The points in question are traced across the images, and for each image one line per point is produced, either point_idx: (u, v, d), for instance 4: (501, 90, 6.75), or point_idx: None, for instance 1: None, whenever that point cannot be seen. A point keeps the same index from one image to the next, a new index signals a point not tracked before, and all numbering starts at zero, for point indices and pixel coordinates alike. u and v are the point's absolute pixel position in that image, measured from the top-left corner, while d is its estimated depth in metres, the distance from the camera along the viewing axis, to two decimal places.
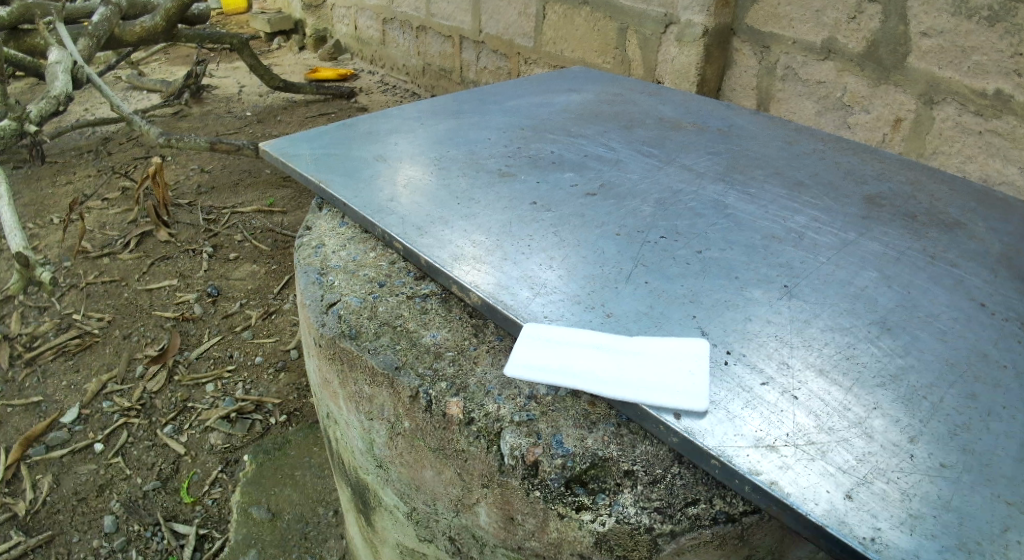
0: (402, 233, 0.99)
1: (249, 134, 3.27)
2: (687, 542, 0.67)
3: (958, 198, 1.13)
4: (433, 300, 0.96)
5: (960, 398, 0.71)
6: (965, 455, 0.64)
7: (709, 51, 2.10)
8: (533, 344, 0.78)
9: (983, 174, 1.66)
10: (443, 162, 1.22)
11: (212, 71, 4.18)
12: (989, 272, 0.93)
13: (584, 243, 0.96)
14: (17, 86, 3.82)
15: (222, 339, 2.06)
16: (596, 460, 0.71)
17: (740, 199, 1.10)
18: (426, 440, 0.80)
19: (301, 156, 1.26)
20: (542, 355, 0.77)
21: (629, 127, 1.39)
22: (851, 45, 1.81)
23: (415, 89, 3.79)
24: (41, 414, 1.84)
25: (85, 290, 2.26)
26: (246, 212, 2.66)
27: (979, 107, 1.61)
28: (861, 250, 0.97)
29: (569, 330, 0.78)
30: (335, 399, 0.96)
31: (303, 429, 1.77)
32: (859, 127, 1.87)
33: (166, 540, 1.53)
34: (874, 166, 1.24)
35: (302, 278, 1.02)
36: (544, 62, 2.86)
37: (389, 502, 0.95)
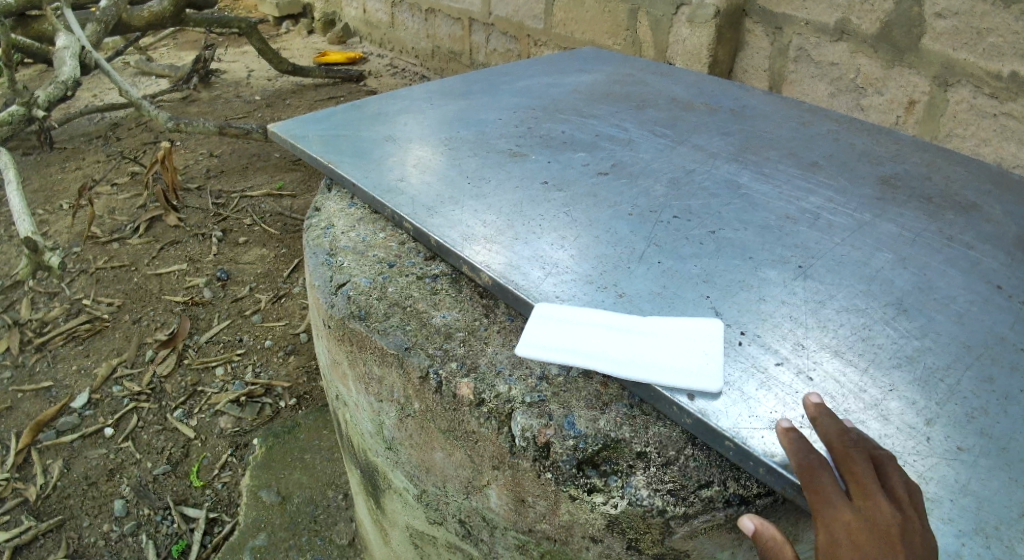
0: (411, 213, 0.98)
1: (258, 119, 3.26)
2: (700, 524, 0.66)
3: (975, 180, 1.10)
4: (443, 280, 0.95)
5: (977, 381, 0.69)
6: (983, 439, 0.63)
7: (721, 32, 2.06)
8: (542, 321, 0.78)
9: (997, 157, 1.63)
10: (452, 142, 1.21)
11: (220, 56, 4.17)
12: (1005, 255, 0.91)
13: (596, 223, 0.95)
14: (25, 73, 3.81)
15: (231, 323, 2.07)
16: (609, 441, 0.70)
17: (753, 179, 1.08)
18: (436, 422, 0.80)
19: (309, 137, 1.25)
20: (553, 332, 0.76)
21: (640, 107, 1.37)
22: (864, 26, 1.78)
23: (424, 72, 3.76)
24: (52, 398, 1.86)
25: (95, 275, 2.27)
26: (256, 196, 2.66)
27: (995, 90, 1.58)
28: (877, 231, 0.95)
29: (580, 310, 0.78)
30: (344, 381, 0.96)
31: (312, 413, 1.77)
32: (872, 109, 1.84)
33: (177, 524, 1.54)
34: (888, 148, 1.21)
35: (311, 259, 1.02)
36: (554, 44, 2.83)
37: (398, 484, 0.95)
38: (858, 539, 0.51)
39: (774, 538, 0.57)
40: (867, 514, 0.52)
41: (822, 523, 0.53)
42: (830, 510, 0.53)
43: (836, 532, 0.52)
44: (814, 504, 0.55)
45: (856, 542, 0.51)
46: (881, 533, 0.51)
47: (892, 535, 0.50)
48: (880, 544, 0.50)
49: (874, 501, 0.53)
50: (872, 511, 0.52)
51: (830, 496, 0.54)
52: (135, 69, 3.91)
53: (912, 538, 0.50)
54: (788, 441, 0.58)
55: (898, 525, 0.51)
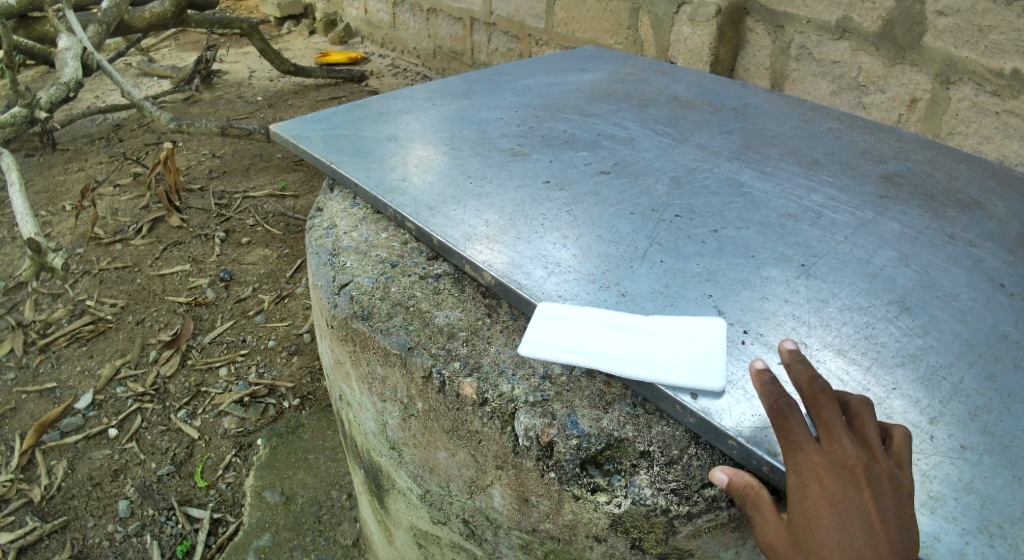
0: (414, 213, 0.98)
1: (260, 119, 3.26)
2: (704, 523, 0.66)
3: (977, 178, 1.10)
4: (446, 280, 0.95)
5: (980, 379, 0.69)
6: (986, 437, 0.63)
7: (722, 31, 2.06)
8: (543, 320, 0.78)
9: (1000, 155, 1.63)
10: (454, 142, 1.21)
11: (222, 57, 4.17)
12: (1008, 252, 0.91)
13: (598, 222, 0.95)
14: (28, 74, 3.82)
15: (234, 324, 2.07)
16: (612, 440, 0.70)
17: (755, 178, 1.08)
18: (439, 422, 0.80)
19: (311, 137, 1.25)
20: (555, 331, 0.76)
21: (642, 106, 1.37)
22: (866, 24, 1.77)
23: (426, 72, 3.76)
24: (56, 399, 1.86)
25: (98, 276, 2.27)
26: (258, 197, 2.66)
27: (997, 87, 1.58)
28: (879, 229, 0.95)
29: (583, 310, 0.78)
30: (348, 381, 0.96)
31: (315, 413, 1.78)
32: (874, 107, 1.83)
33: (181, 524, 1.55)
34: (891, 145, 1.21)
35: (313, 259, 1.02)
36: (556, 43, 2.83)
37: (402, 484, 0.95)
38: (826, 480, 0.54)
39: (748, 485, 0.60)
40: (834, 455, 0.55)
41: (792, 467, 0.56)
42: (799, 455, 0.56)
43: (805, 474, 0.55)
44: (784, 449, 0.57)
45: (825, 483, 0.54)
46: (848, 472, 0.54)
47: (858, 474, 0.54)
48: (846, 481, 0.54)
49: (840, 443, 0.56)
50: (839, 452, 0.55)
51: (799, 441, 0.57)
52: (137, 70, 3.91)
53: (877, 473, 0.54)
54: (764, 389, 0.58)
55: (863, 463, 0.54)
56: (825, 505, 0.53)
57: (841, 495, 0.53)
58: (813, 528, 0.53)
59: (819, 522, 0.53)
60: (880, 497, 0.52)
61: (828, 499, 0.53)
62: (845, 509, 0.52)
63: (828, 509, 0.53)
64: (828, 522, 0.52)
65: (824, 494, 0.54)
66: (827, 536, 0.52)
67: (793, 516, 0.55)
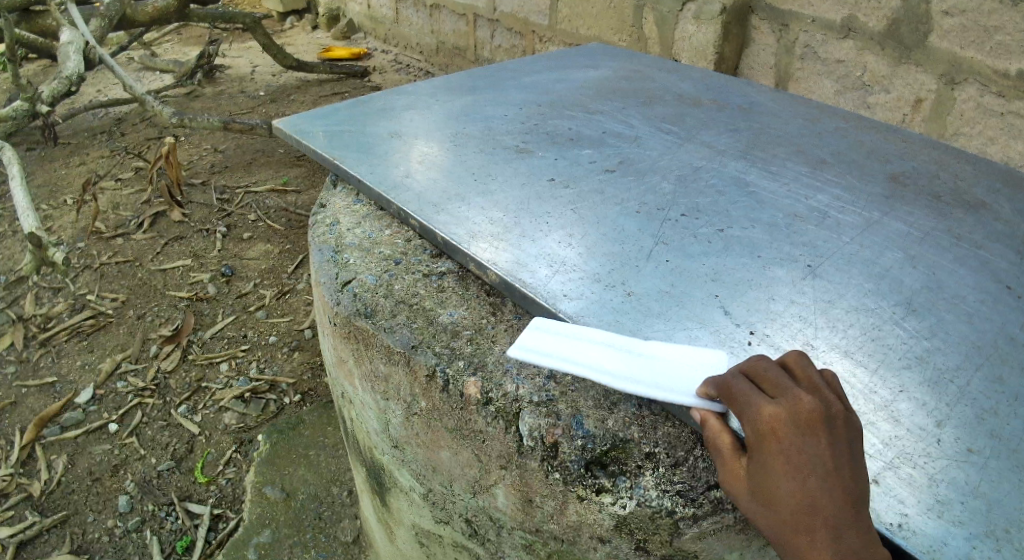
0: (418, 210, 0.98)
1: (263, 114, 3.25)
2: (709, 525, 0.66)
3: (983, 178, 1.09)
4: (450, 278, 0.94)
5: (987, 382, 0.69)
6: (993, 440, 0.62)
7: (727, 28, 2.05)
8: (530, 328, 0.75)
9: (1004, 156, 1.62)
10: (458, 138, 1.20)
11: (224, 51, 4.16)
12: (1015, 254, 0.90)
13: (604, 221, 0.94)
14: (30, 67, 3.81)
15: (236, 319, 2.07)
16: (617, 441, 0.70)
17: (761, 177, 1.07)
18: (443, 421, 0.79)
19: (314, 133, 1.24)
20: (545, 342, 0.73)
21: (648, 104, 1.36)
22: (871, 24, 1.76)
23: (429, 67, 3.74)
24: (56, 394, 1.86)
25: (100, 270, 2.27)
26: (260, 192, 2.65)
27: (1002, 88, 1.57)
28: (886, 230, 0.94)
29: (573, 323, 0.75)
30: (350, 378, 0.96)
31: (316, 410, 1.77)
32: (880, 107, 1.82)
33: (181, 520, 1.54)
34: (897, 145, 1.20)
35: (317, 256, 1.01)
36: (560, 40, 2.82)
37: (405, 482, 0.94)
38: (783, 436, 0.55)
39: (714, 428, 0.62)
40: (789, 408, 0.56)
41: (749, 423, 0.57)
42: (754, 411, 0.57)
43: (762, 431, 0.56)
44: (738, 406, 0.59)
45: (781, 439, 0.55)
46: (803, 427, 0.55)
47: (812, 426, 0.54)
48: (802, 436, 0.54)
49: (792, 394, 0.57)
50: (793, 404, 0.56)
51: (752, 399, 0.58)
52: (139, 64, 3.90)
53: (829, 422, 0.55)
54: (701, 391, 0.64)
55: (815, 414, 0.55)
56: (784, 461, 0.55)
57: (797, 451, 0.54)
58: (774, 482, 0.55)
59: (780, 478, 0.55)
60: (834, 446, 0.54)
61: (784, 449, 0.55)
62: (799, 456, 0.54)
63: (786, 465, 0.54)
64: (789, 477, 0.54)
65: (783, 450, 0.55)
66: (787, 491, 0.54)
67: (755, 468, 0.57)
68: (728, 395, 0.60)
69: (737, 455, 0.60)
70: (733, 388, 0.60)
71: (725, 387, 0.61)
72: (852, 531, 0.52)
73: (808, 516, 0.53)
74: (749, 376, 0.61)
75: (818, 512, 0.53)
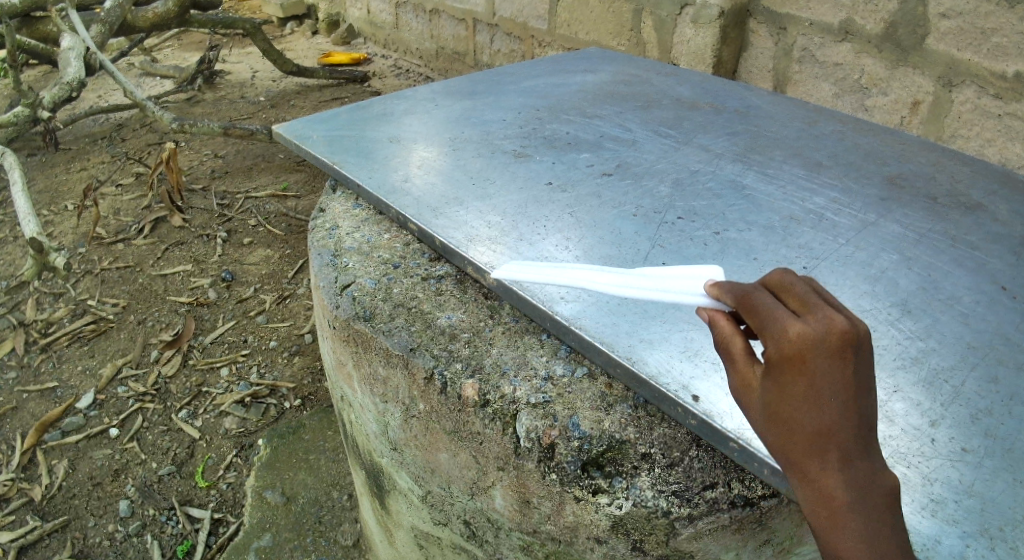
0: (416, 214, 0.99)
1: (263, 120, 3.27)
2: (705, 525, 0.66)
3: (979, 180, 1.10)
4: (448, 282, 0.95)
5: (983, 382, 0.69)
6: (988, 440, 0.63)
7: (725, 32, 2.06)
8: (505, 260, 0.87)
9: (1002, 158, 1.63)
10: (457, 143, 1.21)
11: (225, 57, 4.18)
12: (1011, 255, 0.91)
13: (601, 224, 0.95)
14: (31, 74, 3.83)
15: (236, 324, 2.07)
16: (614, 442, 0.70)
17: (758, 180, 1.08)
18: (441, 423, 0.80)
19: (312, 138, 1.25)
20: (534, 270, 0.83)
21: (646, 108, 1.37)
22: (868, 26, 1.77)
23: (429, 72, 3.76)
24: (56, 399, 1.86)
25: (101, 276, 2.27)
26: (260, 197, 2.66)
27: (999, 90, 1.58)
28: (882, 232, 0.95)
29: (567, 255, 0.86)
30: (349, 382, 0.96)
31: (317, 414, 1.78)
32: (877, 110, 1.83)
33: (181, 524, 1.55)
34: (894, 148, 1.21)
35: (316, 260, 1.02)
36: (558, 44, 2.83)
37: (403, 485, 0.95)
38: (806, 361, 0.45)
39: (723, 332, 0.53)
40: (819, 329, 0.45)
41: (768, 340, 0.47)
42: (777, 329, 0.46)
43: (783, 352, 0.46)
44: (759, 321, 0.48)
45: (803, 365, 0.45)
46: (832, 352, 0.44)
47: (842, 352, 0.44)
48: (829, 362, 0.44)
49: (823, 313, 0.46)
50: (825, 325, 0.45)
51: (774, 314, 0.47)
52: (140, 70, 3.92)
53: (860, 346, 0.45)
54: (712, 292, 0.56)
55: (847, 337, 0.44)
56: (802, 385, 0.45)
57: (819, 379, 0.45)
58: (787, 407, 0.47)
59: (794, 405, 0.46)
60: (861, 374, 0.45)
61: (805, 377, 0.45)
62: (823, 386, 0.45)
63: (804, 392, 0.45)
64: (805, 405, 0.46)
65: (802, 376, 0.45)
66: (802, 420, 0.46)
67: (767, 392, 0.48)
68: (745, 303, 0.51)
69: (746, 367, 0.51)
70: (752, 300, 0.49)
71: (744, 298, 0.51)
72: (863, 463, 0.46)
73: (820, 446, 0.46)
74: (770, 289, 0.50)
75: (831, 445, 0.45)
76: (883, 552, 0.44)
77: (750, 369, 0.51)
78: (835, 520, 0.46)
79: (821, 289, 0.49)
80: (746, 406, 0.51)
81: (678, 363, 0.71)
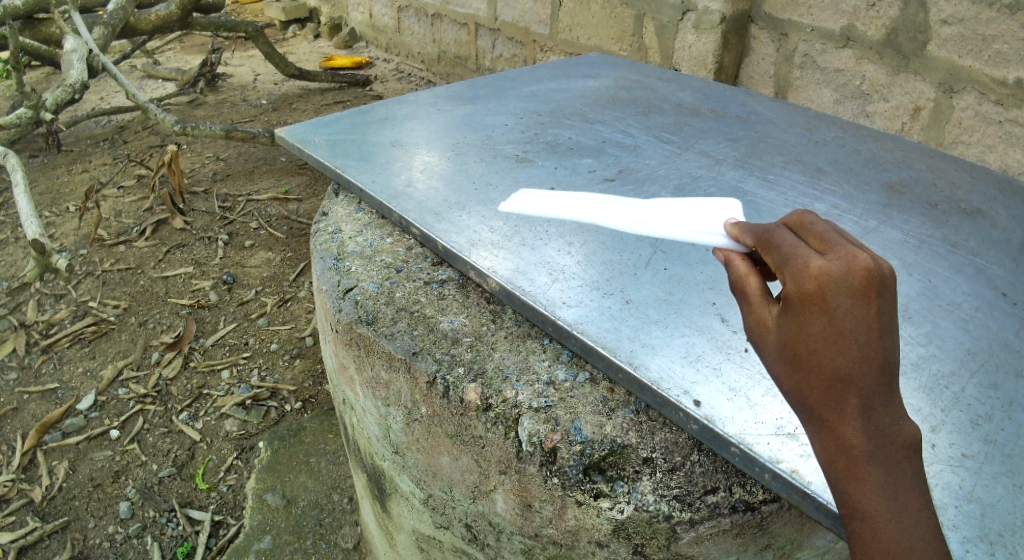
0: (419, 218, 0.99)
1: (265, 123, 3.28)
2: (706, 530, 0.66)
3: (980, 186, 1.11)
4: (451, 286, 0.95)
5: (983, 388, 0.70)
6: (987, 446, 0.63)
7: (727, 38, 2.07)
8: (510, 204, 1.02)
9: (1003, 164, 1.63)
10: (459, 147, 1.21)
11: (227, 60, 4.19)
12: (1012, 261, 0.91)
13: (603, 229, 0.96)
14: (34, 76, 3.85)
15: (237, 326, 2.08)
16: (615, 447, 0.71)
17: (759, 186, 1.08)
18: (443, 427, 0.80)
19: (315, 142, 1.25)
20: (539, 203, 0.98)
21: (648, 113, 1.38)
22: (870, 33, 1.78)
23: (430, 76, 3.77)
24: (57, 401, 1.87)
25: (102, 277, 2.28)
26: (261, 200, 2.67)
27: (1000, 96, 1.58)
28: (883, 237, 0.95)
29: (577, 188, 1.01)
30: (351, 385, 0.97)
31: (317, 416, 1.78)
32: (878, 116, 1.84)
33: (181, 526, 1.55)
34: (895, 154, 1.21)
35: (318, 263, 1.03)
36: (560, 49, 2.84)
37: (405, 488, 0.95)
38: (827, 296, 0.47)
39: (738, 272, 0.57)
40: (842, 266, 0.47)
41: (791, 277, 0.50)
42: (802, 266, 0.49)
43: (807, 289, 0.48)
44: (783, 260, 0.52)
45: (827, 303, 0.47)
46: (856, 291, 0.46)
47: (865, 291, 0.46)
48: (854, 302, 0.46)
49: (847, 252, 0.48)
50: (849, 263, 0.47)
51: (799, 254, 0.51)
52: (142, 72, 3.93)
53: (886, 289, 0.46)
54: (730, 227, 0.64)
55: (873, 277, 0.46)
56: (822, 323, 0.48)
57: (842, 318, 0.47)
58: (806, 345, 0.49)
59: (816, 344, 0.48)
60: (886, 316, 0.46)
61: (826, 312, 0.47)
62: (844, 321, 0.47)
63: (825, 330, 0.47)
64: (826, 345, 0.47)
65: (825, 314, 0.47)
66: (822, 358, 0.48)
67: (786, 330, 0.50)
68: (772, 247, 0.54)
69: (763, 305, 0.54)
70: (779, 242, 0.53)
71: (771, 241, 0.55)
72: (883, 410, 0.48)
73: (841, 391, 0.48)
74: (796, 233, 0.54)
75: (850, 386, 0.47)
76: (899, 497, 0.47)
77: (769, 308, 0.53)
78: (853, 465, 0.48)
79: (845, 233, 0.52)
80: (764, 346, 0.53)
81: (680, 369, 0.71)
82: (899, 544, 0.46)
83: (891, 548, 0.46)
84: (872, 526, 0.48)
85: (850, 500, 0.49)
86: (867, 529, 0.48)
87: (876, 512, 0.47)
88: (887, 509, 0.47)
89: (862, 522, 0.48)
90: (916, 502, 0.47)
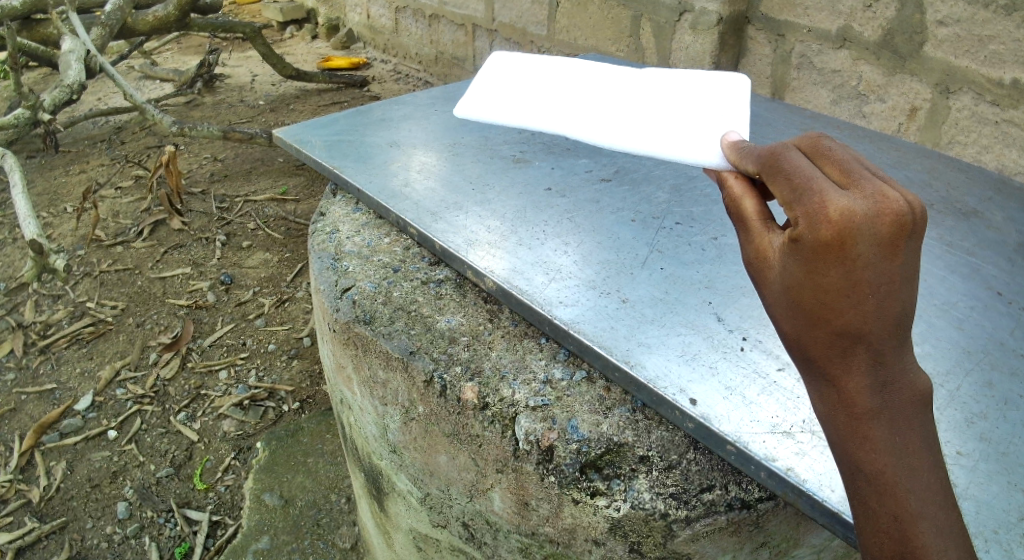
0: (416, 218, 0.99)
1: (262, 124, 3.28)
2: (702, 528, 0.67)
3: (976, 186, 1.11)
4: (447, 285, 0.95)
5: (977, 387, 0.70)
6: (982, 443, 0.63)
7: (723, 39, 2.07)
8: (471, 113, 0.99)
9: (998, 164, 1.64)
10: (457, 148, 1.22)
11: (225, 61, 4.19)
12: (1006, 261, 0.92)
13: (599, 229, 0.96)
14: (31, 77, 3.84)
15: (235, 327, 2.07)
16: (611, 445, 0.71)
17: None
18: (440, 426, 0.81)
19: (312, 143, 1.25)
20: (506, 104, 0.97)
21: None
22: (866, 33, 1.79)
23: (427, 77, 3.77)
24: (54, 401, 1.86)
25: (99, 278, 2.28)
26: (259, 201, 2.67)
27: (996, 97, 1.59)
28: None
29: (569, 80, 1.00)
30: (349, 384, 0.97)
31: (315, 417, 1.78)
32: (874, 117, 1.84)
33: (179, 527, 1.55)
34: (891, 154, 1.22)
35: (315, 263, 1.03)
36: (557, 50, 2.85)
37: (402, 487, 0.95)
38: (849, 244, 0.45)
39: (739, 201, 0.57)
40: (867, 208, 0.45)
41: (807, 214, 0.47)
42: (823, 202, 0.47)
43: (825, 234, 0.46)
44: (802, 193, 0.49)
45: (847, 252, 0.45)
46: (881, 239, 0.44)
47: (888, 241, 0.44)
48: (876, 254, 0.45)
49: (874, 192, 0.46)
50: (875, 205, 0.45)
51: (822, 188, 0.48)
52: (139, 73, 3.93)
53: (910, 237, 0.45)
54: (724, 145, 0.67)
55: (898, 226, 0.44)
56: (839, 273, 0.46)
57: (861, 270, 0.45)
58: (818, 293, 0.47)
59: (829, 295, 0.47)
60: (905, 268, 0.45)
61: (845, 261, 0.45)
62: (864, 270, 0.45)
63: (842, 280, 0.46)
64: (840, 297, 0.46)
65: (844, 266, 0.45)
66: (835, 309, 0.47)
67: (797, 273, 0.48)
68: (787, 176, 0.51)
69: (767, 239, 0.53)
70: (798, 171, 0.51)
71: (787, 169, 0.52)
72: (890, 363, 0.48)
73: (849, 345, 0.48)
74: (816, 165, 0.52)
75: (862, 340, 0.47)
76: (906, 455, 0.48)
77: (771, 243, 0.52)
78: (857, 422, 0.49)
79: (865, 169, 0.50)
80: (768, 285, 0.52)
81: (677, 367, 0.71)
82: (905, 504, 0.47)
83: (897, 510, 0.47)
84: (878, 487, 0.48)
85: (856, 459, 0.49)
86: (872, 490, 0.49)
87: (885, 474, 0.48)
88: (893, 468, 0.48)
89: (868, 483, 0.49)
90: (923, 462, 0.48)
